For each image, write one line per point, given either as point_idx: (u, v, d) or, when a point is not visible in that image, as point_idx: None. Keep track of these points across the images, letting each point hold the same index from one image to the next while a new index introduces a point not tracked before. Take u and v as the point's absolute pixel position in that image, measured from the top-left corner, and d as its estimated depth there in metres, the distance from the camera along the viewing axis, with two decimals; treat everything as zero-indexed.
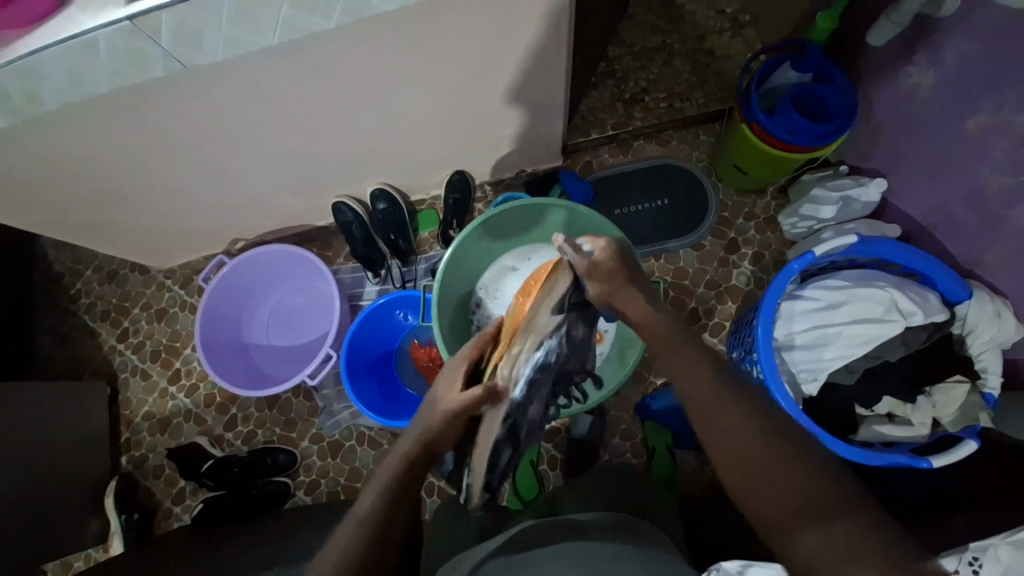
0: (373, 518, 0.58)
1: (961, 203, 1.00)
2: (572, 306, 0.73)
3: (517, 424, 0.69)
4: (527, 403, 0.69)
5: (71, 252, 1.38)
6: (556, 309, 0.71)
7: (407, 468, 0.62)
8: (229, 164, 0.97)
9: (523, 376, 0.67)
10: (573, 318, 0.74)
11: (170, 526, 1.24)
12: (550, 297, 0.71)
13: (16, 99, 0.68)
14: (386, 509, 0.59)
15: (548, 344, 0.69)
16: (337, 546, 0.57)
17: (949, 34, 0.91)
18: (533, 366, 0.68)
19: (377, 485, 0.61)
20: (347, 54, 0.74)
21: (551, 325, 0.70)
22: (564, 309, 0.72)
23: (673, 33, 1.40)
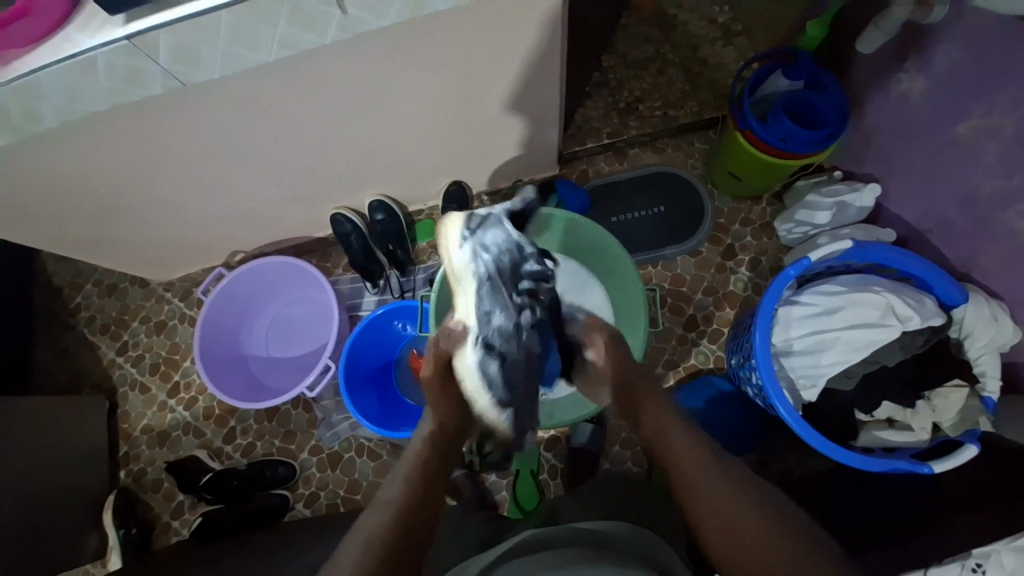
0: (398, 504, 0.62)
1: (954, 207, 1.01)
2: (475, 224, 0.68)
3: (495, 339, 0.69)
4: (493, 322, 0.68)
5: (72, 267, 1.39)
6: (465, 236, 0.68)
7: (427, 465, 0.66)
8: (227, 178, 0.98)
9: (471, 305, 0.68)
10: (484, 232, 0.68)
11: (169, 541, 1.23)
12: (450, 235, 0.69)
13: (16, 118, 0.68)
14: (409, 501, 0.62)
15: (473, 270, 0.67)
16: (363, 536, 0.59)
17: (938, 42, 0.92)
18: (476, 292, 0.68)
19: (402, 477, 0.65)
20: (343, 68, 0.75)
21: (465, 253, 0.68)
22: (471, 232, 0.68)
23: (665, 43, 1.41)
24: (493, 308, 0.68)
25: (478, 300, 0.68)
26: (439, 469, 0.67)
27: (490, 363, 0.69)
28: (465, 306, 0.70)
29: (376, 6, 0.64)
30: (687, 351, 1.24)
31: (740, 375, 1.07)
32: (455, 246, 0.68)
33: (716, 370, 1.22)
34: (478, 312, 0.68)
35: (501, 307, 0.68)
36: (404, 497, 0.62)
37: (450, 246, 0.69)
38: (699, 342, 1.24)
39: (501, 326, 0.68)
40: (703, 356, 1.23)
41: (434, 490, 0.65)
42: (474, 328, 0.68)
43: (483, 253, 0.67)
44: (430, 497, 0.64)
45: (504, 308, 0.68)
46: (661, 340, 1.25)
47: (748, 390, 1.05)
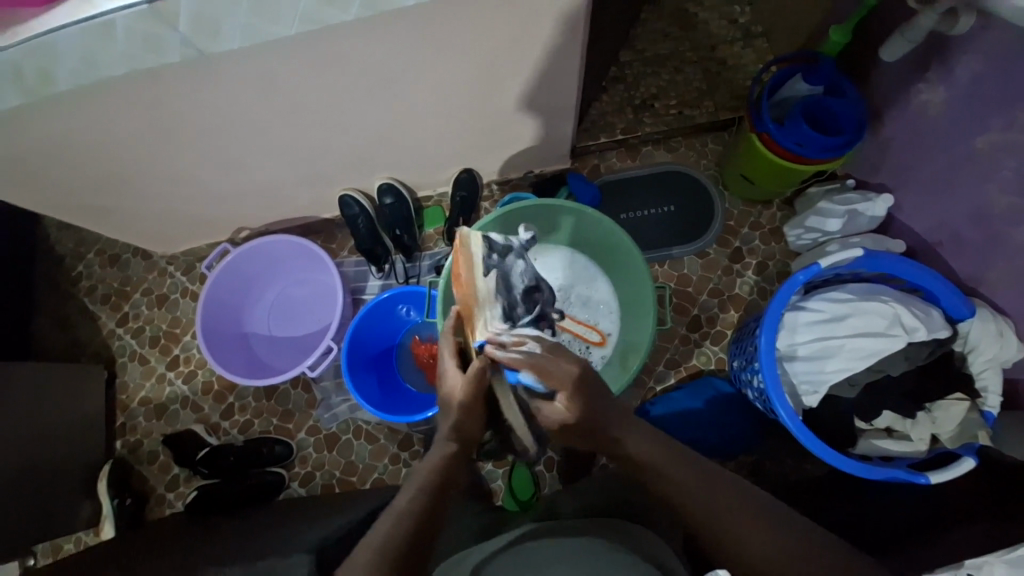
0: (412, 514, 0.62)
1: (966, 222, 1.00)
2: (495, 255, 0.75)
3: None
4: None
5: (74, 235, 1.38)
6: (486, 263, 0.73)
7: (441, 473, 0.67)
8: (238, 153, 0.98)
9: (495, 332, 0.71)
10: (505, 261, 0.75)
11: (163, 512, 1.23)
12: (474, 255, 0.73)
13: (29, 79, 0.68)
14: (423, 502, 0.64)
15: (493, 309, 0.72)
16: (377, 537, 0.60)
17: (961, 54, 0.91)
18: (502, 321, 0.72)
19: (418, 482, 0.66)
20: (364, 47, 0.74)
21: (490, 278, 0.73)
22: (493, 260, 0.74)
23: (684, 41, 1.40)
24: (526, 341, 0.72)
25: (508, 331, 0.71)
26: (448, 484, 0.67)
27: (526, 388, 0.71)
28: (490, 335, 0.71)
29: None
30: (689, 352, 1.24)
31: (742, 378, 1.07)
32: (491, 272, 0.73)
33: (717, 372, 1.22)
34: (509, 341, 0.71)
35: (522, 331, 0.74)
36: (415, 508, 0.62)
37: (486, 273, 0.73)
38: (703, 343, 1.24)
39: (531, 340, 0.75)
40: (705, 357, 1.23)
41: (441, 499, 0.65)
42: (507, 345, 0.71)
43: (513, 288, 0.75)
44: (440, 501, 0.65)
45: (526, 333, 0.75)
46: (664, 338, 1.25)
47: (749, 393, 1.05)
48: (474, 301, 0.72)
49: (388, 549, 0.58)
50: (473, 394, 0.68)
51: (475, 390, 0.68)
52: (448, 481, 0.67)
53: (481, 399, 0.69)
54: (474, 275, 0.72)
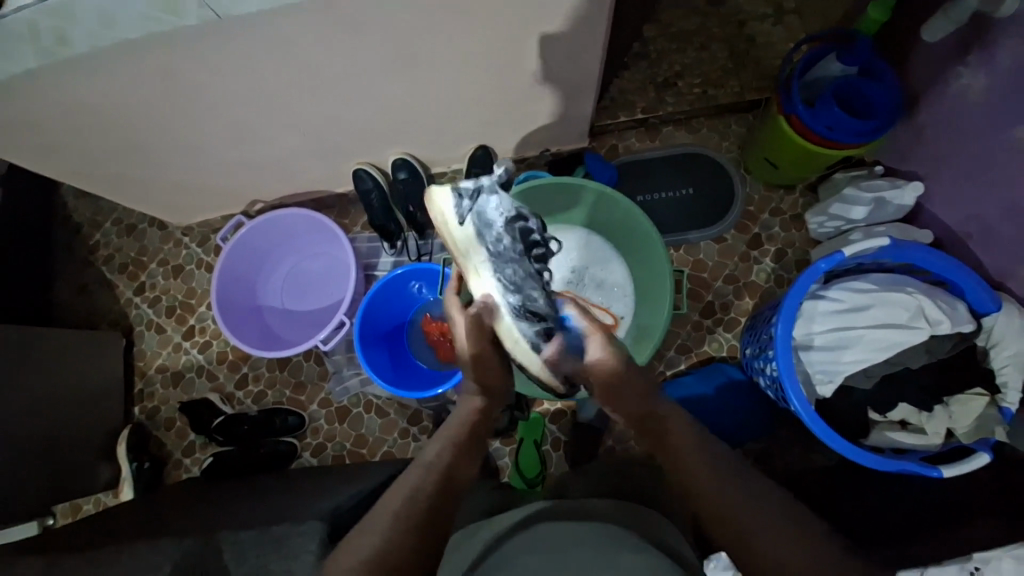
0: (439, 465, 0.67)
1: (998, 214, 0.97)
2: (468, 198, 0.68)
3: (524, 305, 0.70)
4: (529, 291, 0.70)
5: (91, 203, 1.39)
6: (460, 211, 0.68)
7: (469, 427, 0.73)
8: (253, 123, 0.97)
9: (486, 277, 0.70)
10: (479, 201, 0.68)
11: (180, 477, 1.27)
12: (443, 210, 0.67)
13: (46, 40, 0.68)
14: (447, 456, 0.69)
15: (479, 257, 0.69)
16: (405, 488, 0.65)
17: (1007, 36, 0.86)
18: (492, 263, 0.70)
19: (446, 439, 0.72)
20: (382, 15, 0.72)
21: (467, 226, 0.68)
22: (466, 205, 0.68)
23: (712, 16, 1.34)
24: (519, 280, 0.70)
25: (498, 273, 0.70)
26: (476, 438, 0.73)
27: (526, 325, 0.70)
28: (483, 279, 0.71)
29: None
30: (701, 338, 1.23)
31: (754, 366, 1.06)
32: (464, 215, 0.68)
33: (729, 359, 1.22)
34: (501, 284, 0.70)
35: (515, 274, 0.70)
36: (443, 459, 0.68)
37: (459, 218, 0.68)
38: (715, 330, 1.23)
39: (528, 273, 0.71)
40: (717, 344, 1.22)
41: (470, 453, 0.71)
42: (499, 295, 0.70)
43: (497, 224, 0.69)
44: (468, 453, 0.70)
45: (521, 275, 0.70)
46: (677, 324, 1.24)
47: (760, 381, 1.04)
48: (459, 251, 0.70)
49: (418, 495, 0.63)
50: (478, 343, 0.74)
51: (479, 336, 0.73)
52: (476, 433, 0.73)
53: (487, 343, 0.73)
54: (449, 224, 0.69)
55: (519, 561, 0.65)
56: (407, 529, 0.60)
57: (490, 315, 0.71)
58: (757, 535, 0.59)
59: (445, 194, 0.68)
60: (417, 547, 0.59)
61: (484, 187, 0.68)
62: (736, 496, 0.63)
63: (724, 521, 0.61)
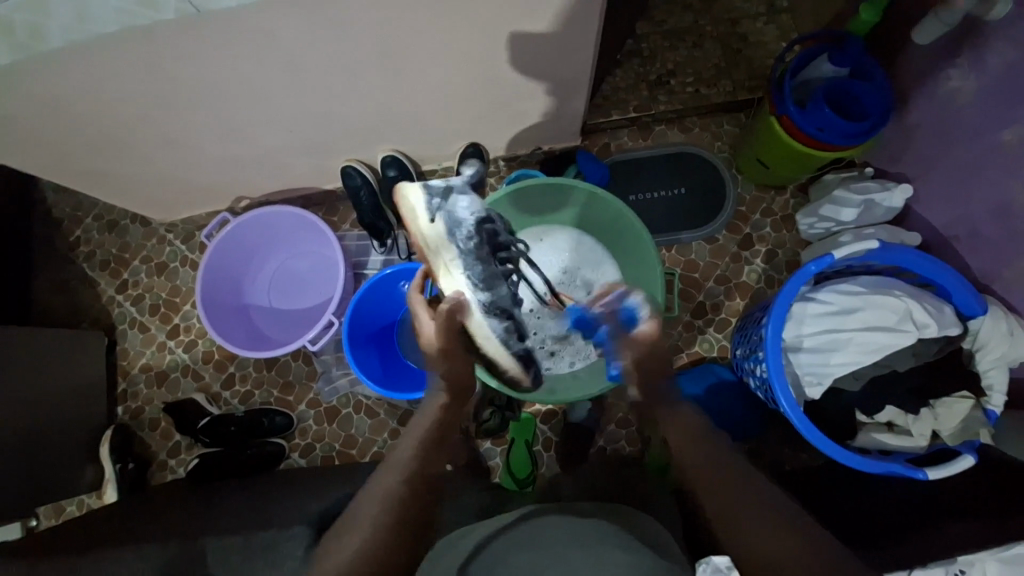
0: (410, 464, 0.67)
1: (985, 217, 0.98)
2: (437, 198, 0.71)
3: (495, 305, 0.72)
4: (499, 291, 0.73)
5: (72, 198, 1.35)
6: (429, 209, 0.70)
7: (440, 423, 0.73)
8: (237, 119, 0.94)
9: (458, 273, 0.71)
10: (449, 201, 0.71)
11: (165, 478, 1.25)
12: (414, 208, 0.70)
13: (20, 34, 0.65)
14: (419, 456, 0.69)
15: (450, 253, 0.71)
16: (379, 490, 0.65)
17: (996, 40, 0.86)
18: (462, 260, 0.71)
19: (414, 441, 0.71)
20: (369, 9, 0.70)
21: (437, 223, 0.70)
22: (436, 203, 0.70)
23: (705, 14, 1.34)
24: (489, 279, 0.72)
25: (469, 270, 0.71)
26: (444, 438, 0.73)
27: (497, 322, 0.72)
28: (453, 276, 0.71)
29: None
30: (692, 338, 1.23)
31: (744, 367, 1.07)
32: (434, 212, 0.70)
33: (719, 359, 1.22)
34: (473, 281, 0.71)
35: (486, 273, 0.72)
36: (414, 458, 0.68)
37: (429, 215, 0.70)
38: (706, 330, 1.23)
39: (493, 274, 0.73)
40: (707, 344, 1.22)
41: (439, 454, 0.71)
42: (471, 292, 0.70)
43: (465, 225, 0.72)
44: (437, 452, 0.70)
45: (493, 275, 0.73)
46: (668, 324, 1.24)
47: (750, 382, 1.05)
48: (430, 250, 0.72)
49: (393, 494, 0.63)
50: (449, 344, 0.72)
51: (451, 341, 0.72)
52: (444, 433, 0.73)
53: (458, 344, 0.73)
54: (419, 222, 0.71)
55: (513, 560, 0.65)
56: (388, 528, 0.60)
57: (461, 316, 0.70)
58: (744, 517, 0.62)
59: (414, 191, 0.71)
60: (399, 546, 0.59)
61: (455, 189, 0.72)
62: (737, 488, 0.66)
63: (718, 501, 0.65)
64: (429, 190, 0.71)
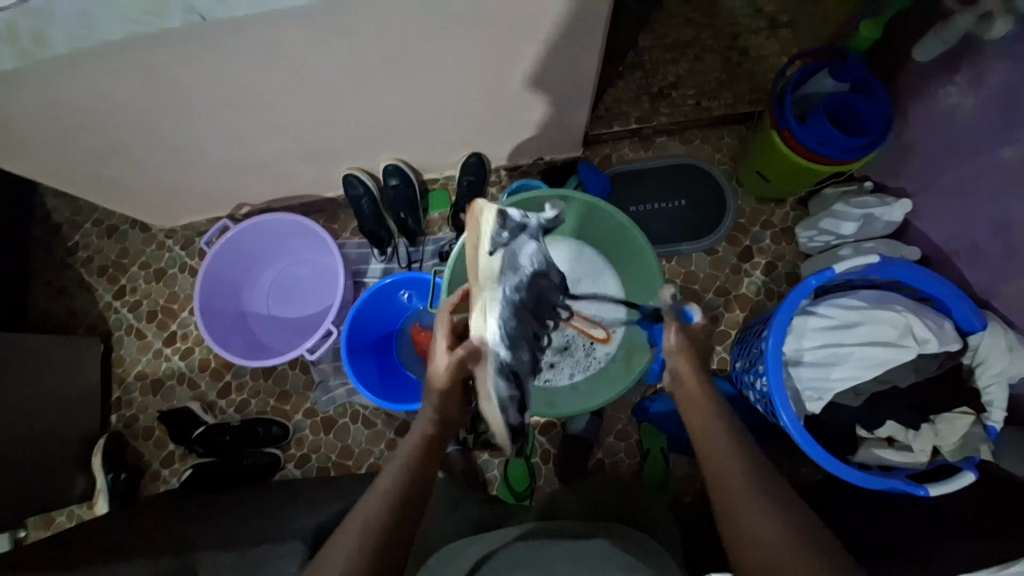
0: (392, 492, 0.64)
1: (985, 233, 0.98)
2: (506, 234, 0.74)
3: (512, 365, 0.72)
4: (518, 352, 0.73)
5: (71, 203, 1.35)
6: (495, 242, 0.73)
7: (426, 446, 0.69)
8: (241, 126, 0.94)
9: (491, 320, 0.71)
10: (514, 240, 0.74)
11: (158, 488, 1.23)
12: (483, 235, 0.72)
13: (23, 42, 0.64)
14: (403, 483, 0.65)
15: (496, 293, 0.72)
16: (360, 520, 0.62)
17: (996, 58, 0.87)
18: (501, 307, 0.72)
19: (397, 466, 0.67)
20: (375, 21, 0.71)
21: (496, 258, 0.72)
22: (501, 238, 0.73)
23: (706, 28, 1.35)
24: (514, 337, 0.72)
25: (502, 321, 0.71)
26: (430, 464, 0.68)
27: (503, 385, 0.71)
28: (485, 320, 0.71)
29: None
30: None
31: (743, 380, 1.06)
32: (497, 251, 0.72)
33: (719, 371, 1.22)
34: (501, 333, 0.71)
35: (516, 326, 0.73)
36: (397, 487, 0.64)
37: (493, 250, 0.72)
38: None
39: (518, 331, 0.74)
40: None
41: (424, 481, 0.67)
42: (494, 343, 0.70)
43: (517, 271, 0.74)
44: (422, 479, 0.66)
45: (520, 330, 0.74)
46: None
47: (749, 395, 1.04)
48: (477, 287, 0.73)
49: (370, 529, 0.60)
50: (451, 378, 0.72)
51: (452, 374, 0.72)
52: (431, 458, 0.69)
53: (460, 382, 0.73)
54: (482, 253, 0.73)
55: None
56: (361, 569, 0.58)
57: (472, 359, 0.71)
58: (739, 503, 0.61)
59: (489, 222, 0.73)
60: None
61: (518, 231, 0.75)
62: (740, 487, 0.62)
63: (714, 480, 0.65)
64: (502, 229, 0.73)
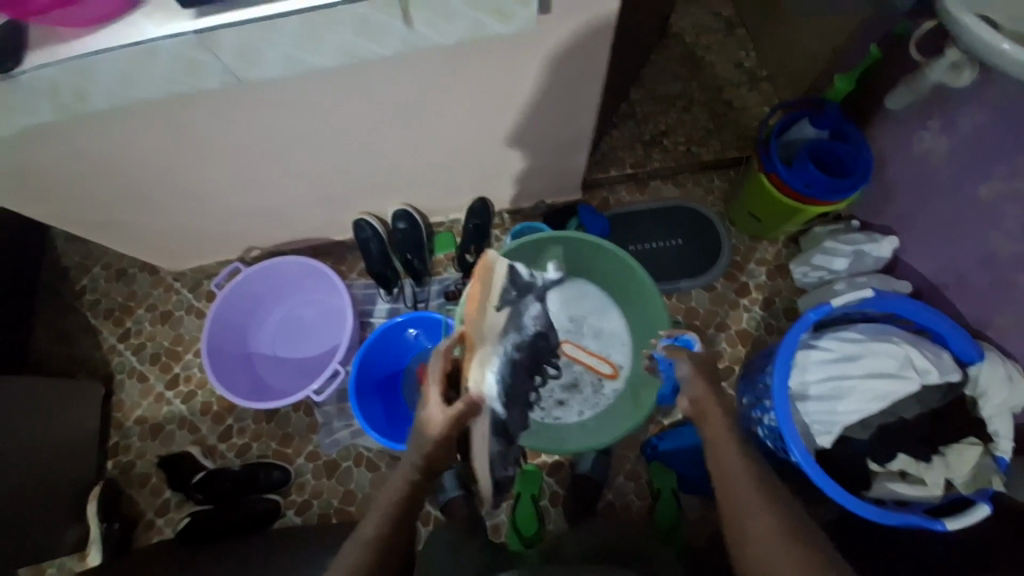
0: (377, 540, 0.62)
1: (972, 266, 1.02)
2: (513, 293, 0.81)
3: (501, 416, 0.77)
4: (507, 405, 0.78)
5: (82, 248, 1.38)
6: (502, 300, 0.79)
7: (413, 494, 0.66)
8: (259, 173, 0.99)
9: (489, 375, 0.73)
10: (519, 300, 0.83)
11: (151, 539, 1.18)
12: (496, 292, 0.77)
13: (65, 97, 0.69)
14: (387, 530, 0.62)
15: (497, 348, 0.76)
16: (343, 568, 0.60)
17: (963, 107, 0.95)
18: (498, 361, 0.76)
19: (383, 512, 0.64)
20: (394, 78, 0.77)
21: (502, 313, 0.78)
22: (509, 297, 0.80)
23: (692, 82, 1.45)
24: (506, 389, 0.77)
25: (500, 375, 0.75)
26: (414, 511, 0.66)
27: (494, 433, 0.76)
28: (485, 373, 0.73)
29: (442, 24, 0.67)
30: None
31: (750, 416, 1.06)
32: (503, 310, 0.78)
33: None
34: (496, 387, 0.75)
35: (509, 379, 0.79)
36: (382, 535, 0.62)
37: (500, 309, 0.78)
38: None
39: (511, 384, 0.80)
40: None
41: (408, 529, 0.64)
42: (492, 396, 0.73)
43: (517, 329, 0.82)
44: (407, 526, 0.64)
45: (512, 382, 0.80)
46: None
47: (758, 432, 1.04)
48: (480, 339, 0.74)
49: None
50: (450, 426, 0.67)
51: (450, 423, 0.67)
52: (416, 504, 0.66)
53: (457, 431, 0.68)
54: (489, 310, 0.76)
55: None
56: None
57: (471, 411, 0.68)
58: (755, 531, 0.63)
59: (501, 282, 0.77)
60: None
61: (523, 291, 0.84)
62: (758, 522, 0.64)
63: (718, 477, 0.71)
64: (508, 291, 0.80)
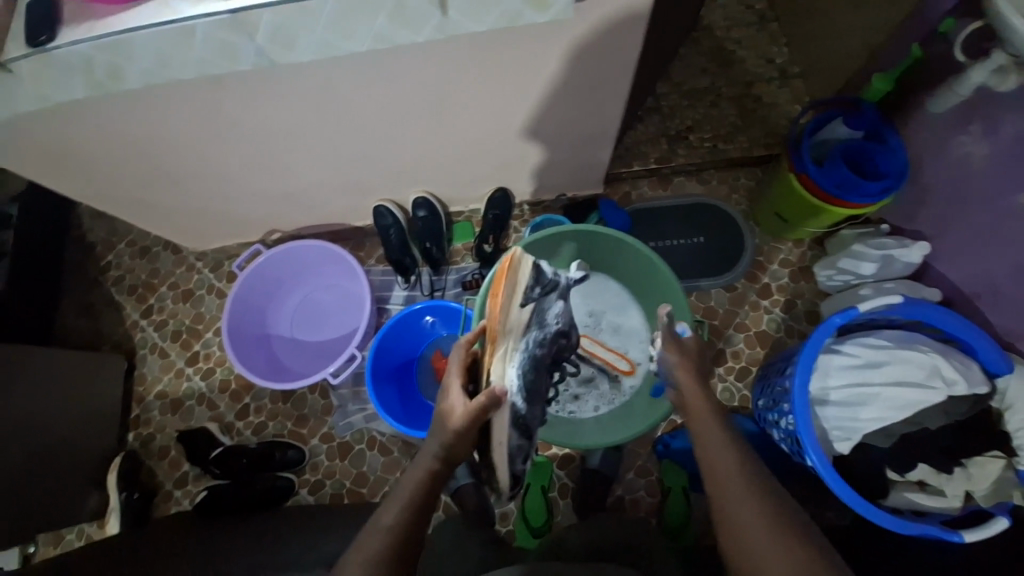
0: (394, 530, 0.62)
1: (1006, 276, 0.99)
2: (538, 289, 0.77)
3: (523, 418, 0.72)
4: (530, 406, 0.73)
5: (108, 225, 1.40)
6: (528, 296, 0.74)
7: (429, 485, 0.67)
8: (284, 157, 0.99)
9: (511, 373, 0.70)
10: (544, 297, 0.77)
11: (169, 510, 1.21)
12: (520, 287, 0.72)
13: (99, 74, 0.70)
14: (405, 520, 0.63)
15: (519, 345, 0.72)
16: (362, 555, 0.61)
17: (1007, 111, 0.91)
18: (520, 359, 0.72)
19: (401, 503, 0.65)
20: (423, 66, 0.76)
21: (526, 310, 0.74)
22: (534, 294, 0.75)
23: (721, 77, 1.42)
24: (530, 389, 0.73)
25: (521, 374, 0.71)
26: (431, 503, 0.66)
27: (515, 434, 0.71)
28: (506, 371, 0.70)
29: (475, 11, 0.66)
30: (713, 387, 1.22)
31: (766, 419, 1.05)
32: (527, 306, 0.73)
33: (740, 409, 1.21)
34: (518, 385, 0.71)
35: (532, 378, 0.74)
36: (400, 526, 0.63)
37: (524, 304, 0.73)
38: (727, 378, 1.23)
39: (535, 384, 0.76)
40: (728, 393, 1.22)
41: (425, 520, 0.65)
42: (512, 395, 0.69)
43: (542, 326, 0.77)
44: (423, 517, 0.65)
45: (535, 382, 0.75)
46: None
47: (773, 435, 1.03)
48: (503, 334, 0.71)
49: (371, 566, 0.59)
50: (471, 422, 0.66)
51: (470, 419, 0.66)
52: (433, 496, 0.67)
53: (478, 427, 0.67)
54: (514, 306, 0.71)
55: None
56: None
57: (493, 406, 0.67)
58: (751, 537, 0.59)
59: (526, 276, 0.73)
60: None
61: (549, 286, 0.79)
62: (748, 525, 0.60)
63: (711, 478, 0.67)
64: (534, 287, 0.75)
